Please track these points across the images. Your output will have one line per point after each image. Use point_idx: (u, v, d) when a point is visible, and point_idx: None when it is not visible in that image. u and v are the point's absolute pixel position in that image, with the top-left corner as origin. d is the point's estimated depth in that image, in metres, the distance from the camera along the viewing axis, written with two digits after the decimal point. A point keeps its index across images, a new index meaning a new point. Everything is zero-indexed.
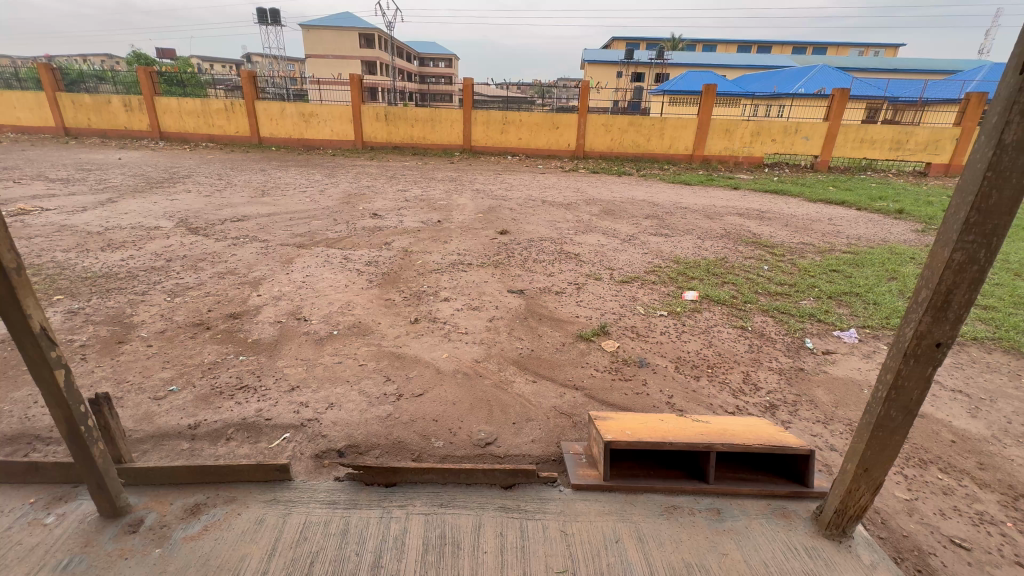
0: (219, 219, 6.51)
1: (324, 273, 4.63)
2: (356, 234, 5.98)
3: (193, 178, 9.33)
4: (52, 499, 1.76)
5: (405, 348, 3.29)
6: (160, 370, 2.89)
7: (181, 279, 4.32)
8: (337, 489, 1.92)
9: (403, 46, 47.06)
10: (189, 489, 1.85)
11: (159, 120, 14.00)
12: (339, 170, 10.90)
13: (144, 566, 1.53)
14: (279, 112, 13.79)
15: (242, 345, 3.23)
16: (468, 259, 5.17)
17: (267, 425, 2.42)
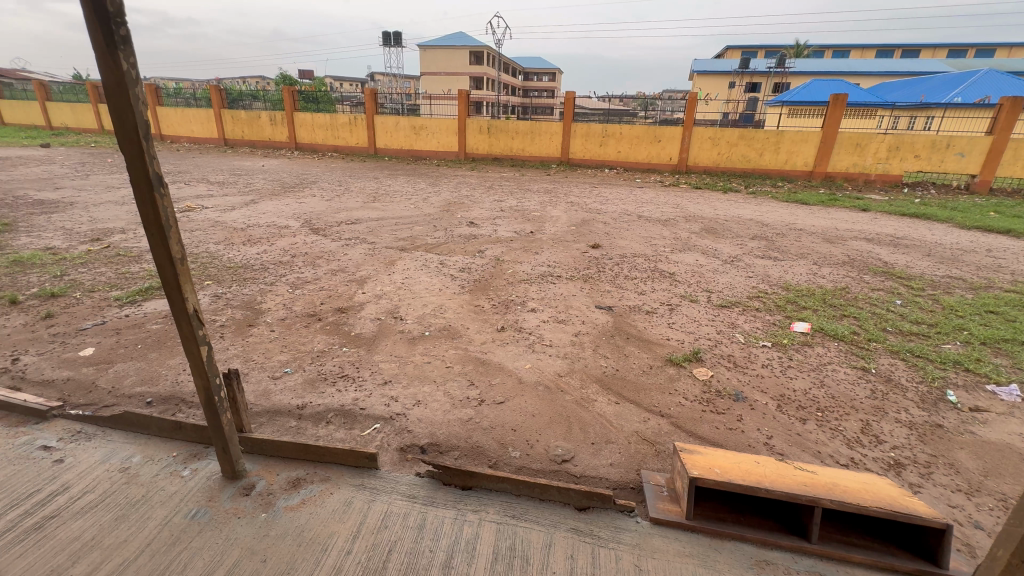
0: (336, 221, 7.24)
1: (422, 276, 4.93)
2: (453, 241, 6.30)
3: (318, 184, 10.50)
4: (189, 455, 2.07)
5: (490, 354, 3.38)
6: (278, 353, 3.27)
7: (302, 273, 4.87)
8: (417, 484, 2.01)
9: (509, 62, 48.90)
10: (293, 464, 2.06)
11: (296, 133, 15.98)
12: (442, 179, 11.57)
13: (252, 527, 1.73)
14: (394, 125, 15.01)
15: (347, 337, 3.55)
16: (557, 271, 5.19)
17: (361, 414, 2.63)
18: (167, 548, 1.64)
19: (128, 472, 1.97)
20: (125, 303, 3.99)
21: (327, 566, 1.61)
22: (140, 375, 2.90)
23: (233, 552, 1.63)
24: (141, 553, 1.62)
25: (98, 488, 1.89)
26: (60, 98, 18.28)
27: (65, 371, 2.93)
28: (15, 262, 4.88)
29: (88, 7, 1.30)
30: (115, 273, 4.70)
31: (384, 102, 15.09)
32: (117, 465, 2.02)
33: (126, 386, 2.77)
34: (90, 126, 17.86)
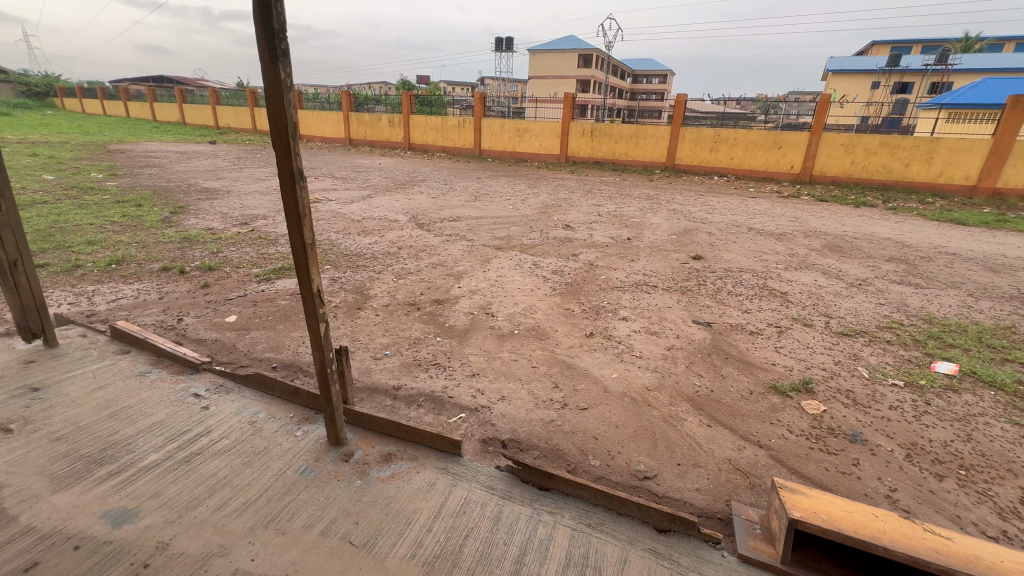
0: (440, 218, 7.68)
1: (515, 275, 5.04)
2: (548, 243, 6.35)
3: (426, 182, 11.22)
4: (302, 418, 2.34)
5: (577, 359, 3.35)
6: (380, 336, 3.56)
7: (406, 264, 5.23)
8: (496, 476, 2.07)
9: (618, 65, 48.01)
10: (387, 439, 2.23)
11: (411, 134, 17.21)
12: (541, 181, 11.71)
13: (349, 490, 1.91)
14: (499, 128, 15.52)
15: (441, 328, 3.75)
16: (653, 281, 4.99)
17: (449, 402, 2.76)
18: (280, 495, 1.87)
19: (254, 425, 2.28)
20: (262, 279, 4.61)
21: (409, 538, 1.72)
22: (268, 343, 3.33)
23: (332, 510, 1.81)
24: (260, 495, 1.86)
25: (231, 435, 2.21)
26: (227, 102, 21.60)
27: (213, 333, 3.46)
28: (185, 239, 5.87)
29: (261, 26, 1.52)
30: (257, 253, 5.45)
31: (491, 106, 15.65)
32: (247, 418, 2.34)
33: (258, 351, 3.21)
34: (247, 126, 20.87)
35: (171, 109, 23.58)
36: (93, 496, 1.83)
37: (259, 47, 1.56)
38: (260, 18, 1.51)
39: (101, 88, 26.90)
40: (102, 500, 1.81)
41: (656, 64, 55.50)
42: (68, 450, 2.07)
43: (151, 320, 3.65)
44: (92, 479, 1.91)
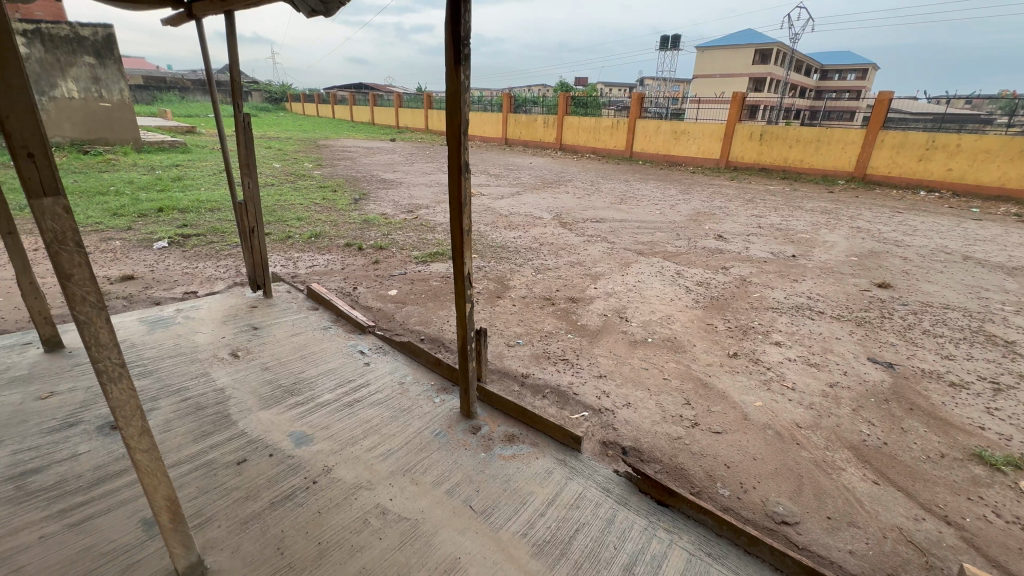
0: (583, 218, 7.72)
1: (655, 283, 4.83)
2: (695, 252, 5.94)
3: (572, 182, 11.36)
4: (440, 388, 2.59)
5: (714, 379, 3.10)
6: (515, 325, 3.74)
7: (545, 260, 5.39)
8: (613, 479, 2.04)
9: (804, 60, 42.26)
10: (512, 421, 2.35)
11: (563, 135, 17.56)
12: (694, 187, 10.98)
13: (474, 460, 2.06)
14: (654, 129, 14.93)
15: (573, 325, 3.80)
16: (819, 306, 4.34)
17: (573, 398, 2.79)
18: (416, 450, 2.11)
19: (402, 386, 2.59)
20: (420, 261, 5.19)
21: (523, 517, 1.80)
22: (419, 318, 3.75)
23: (458, 473, 1.99)
24: (402, 446, 2.13)
25: (384, 390, 2.55)
26: (408, 105, 24.57)
27: (378, 303, 4.02)
28: (365, 221, 6.89)
29: (450, 33, 1.69)
30: (418, 238, 6.14)
31: (649, 108, 15.29)
32: (397, 378, 2.67)
33: (411, 324, 3.63)
34: (421, 125, 23.48)
35: (364, 110, 27.67)
36: (284, 418, 2.29)
37: (446, 52, 1.74)
38: (450, 26, 1.68)
39: (318, 94, 32.88)
40: (290, 423, 2.25)
41: (855, 57, 47.42)
42: (271, 379, 2.61)
43: (335, 286, 4.38)
44: (284, 405, 2.39)
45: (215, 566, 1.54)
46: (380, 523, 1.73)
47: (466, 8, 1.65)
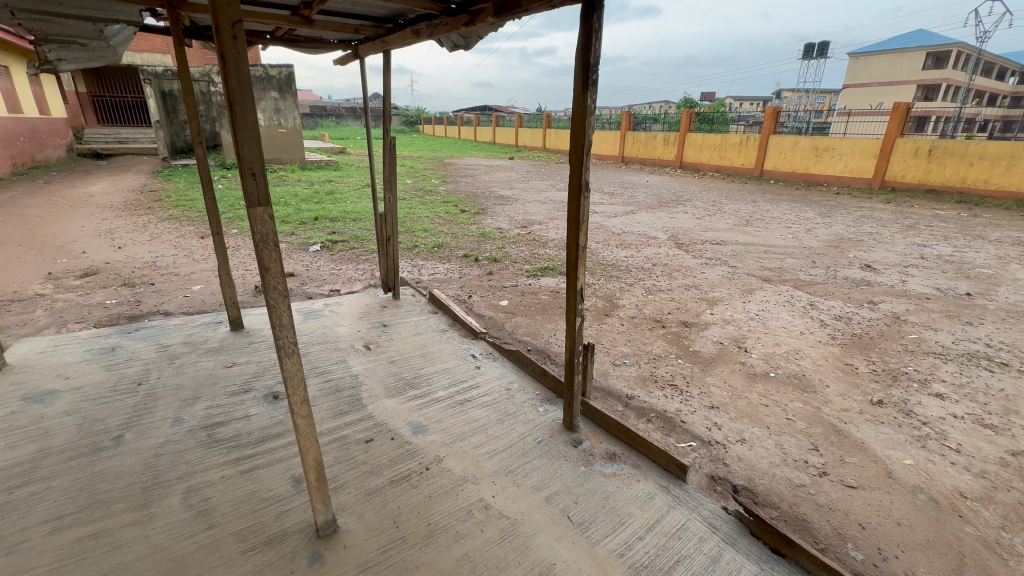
0: (702, 239, 7.31)
1: (782, 313, 4.41)
2: (834, 282, 5.29)
3: (691, 202, 10.83)
4: (545, 398, 2.66)
5: (851, 426, 2.73)
6: (622, 345, 3.69)
7: (657, 281, 5.23)
8: (721, 515, 1.92)
9: (996, 62, 35.26)
10: (614, 440, 2.33)
11: (684, 152, 16.84)
12: (837, 210, 9.77)
13: (574, 472, 2.09)
14: (791, 146, 13.62)
15: (685, 350, 3.63)
16: (1001, 356, 3.58)
17: (680, 426, 2.68)
18: (519, 454, 2.20)
19: (509, 391, 2.71)
20: (531, 275, 5.38)
21: (620, 537, 1.78)
22: (528, 329, 3.90)
23: (558, 483, 2.03)
24: (507, 449, 2.23)
25: (492, 393, 2.70)
26: (528, 124, 25.57)
27: (490, 312, 4.25)
28: (482, 234, 7.33)
29: (580, 60, 1.78)
30: (530, 252, 6.37)
31: (785, 121, 14.18)
32: (504, 383, 2.81)
33: (519, 334, 3.79)
34: (539, 144, 24.23)
35: (487, 130, 29.36)
36: (404, 408, 2.54)
37: (575, 78, 1.83)
38: (581, 54, 1.77)
39: (448, 118, 35.73)
40: (409, 413, 2.49)
41: None
42: (395, 372, 2.92)
43: (453, 292, 4.74)
44: (405, 396, 2.65)
45: (345, 527, 1.78)
46: (483, 516, 1.85)
47: (597, 36, 1.73)
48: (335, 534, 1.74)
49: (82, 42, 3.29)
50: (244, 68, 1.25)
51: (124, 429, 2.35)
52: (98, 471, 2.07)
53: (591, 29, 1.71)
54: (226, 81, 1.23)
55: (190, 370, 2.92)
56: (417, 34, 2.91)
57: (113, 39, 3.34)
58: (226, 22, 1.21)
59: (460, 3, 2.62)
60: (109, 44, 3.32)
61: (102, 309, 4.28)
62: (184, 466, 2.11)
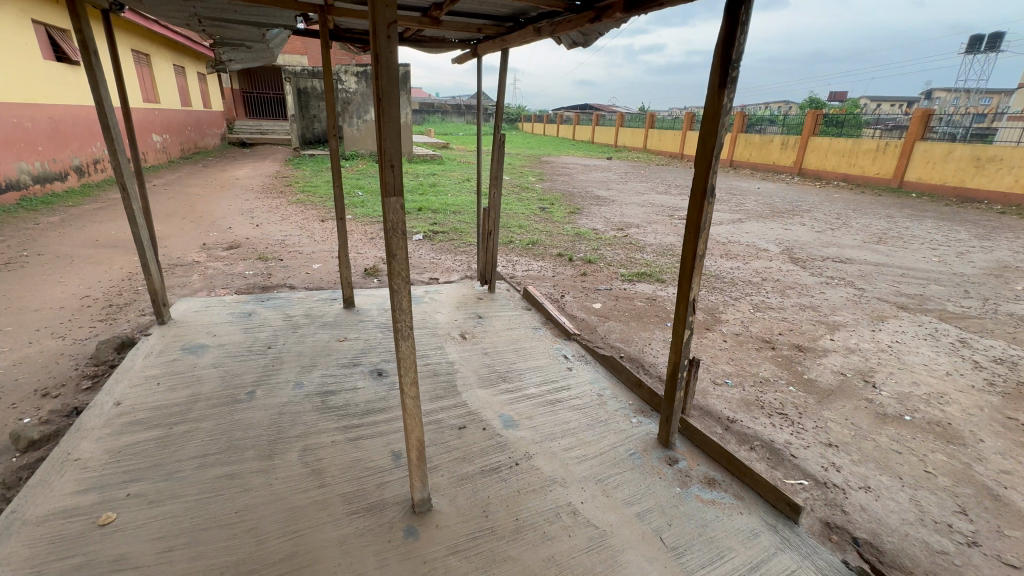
0: (822, 255, 6.57)
1: (923, 347, 3.81)
2: (994, 318, 4.46)
3: (811, 213, 9.78)
4: (638, 409, 2.55)
5: (1013, 493, 2.28)
6: (724, 362, 3.44)
7: (767, 297, 4.79)
8: (839, 569, 1.70)
9: None
10: (715, 465, 2.17)
11: (805, 157, 15.27)
12: (1000, 232, 8.24)
13: (668, 492, 1.98)
14: (942, 154, 11.72)
15: (798, 377, 3.28)
16: None
17: (789, 460, 2.42)
18: (610, 464, 2.13)
19: (601, 398, 2.65)
20: (626, 279, 5.21)
21: (718, 570, 1.65)
22: (621, 335, 3.78)
23: (651, 500, 1.94)
24: (597, 456, 2.18)
25: (584, 397, 2.65)
26: (629, 124, 24.80)
27: (582, 313, 4.20)
28: (577, 234, 7.25)
29: (719, 56, 1.66)
30: (626, 256, 6.18)
31: (935, 126, 11.88)
32: (596, 389, 2.74)
33: (612, 340, 3.69)
34: (639, 145, 23.42)
35: (585, 129, 28.98)
36: (496, 400, 2.59)
37: (711, 75, 1.71)
38: (720, 49, 1.64)
39: (548, 116, 35.86)
40: (500, 406, 2.54)
41: None
42: (489, 363, 2.99)
43: (546, 290, 4.75)
44: (498, 389, 2.70)
45: (438, 507, 1.85)
46: (571, 521, 1.82)
47: (743, 31, 1.59)
48: (429, 513, 1.82)
49: (248, 45, 3.79)
50: (394, 66, 1.32)
51: (255, 385, 2.68)
52: (234, 420, 2.37)
53: (738, 22, 1.58)
54: (378, 78, 1.31)
55: (310, 340, 3.24)
56: (538, 31, 2.92)
57: (272, 43, 3.78)
58: (383, 23, 1.28)
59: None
60: (268, 46, 3.76)
61: (241, 279, 4.91)
62: (301, 426, 2.34)
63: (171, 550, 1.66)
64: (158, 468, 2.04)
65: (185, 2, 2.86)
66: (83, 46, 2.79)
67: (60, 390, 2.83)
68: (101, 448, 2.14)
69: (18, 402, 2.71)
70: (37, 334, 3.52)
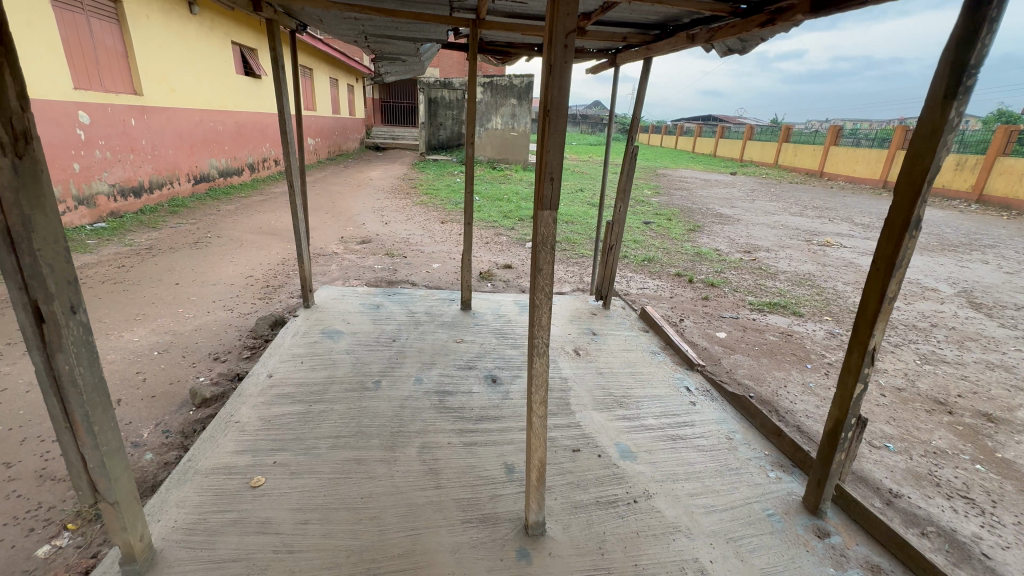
0: (1015, 303, 5.33)
1: None
2: None
3: (996, 249, 8.05)
4: (777, 463, 2.24)
5: None
6: (882, 421, 2.90)
7: (939, 348, 4.00)
8: None
9: None
10: (879, 548, 1.80)
11: (987, 182, 12.69)
12: None
13: (817, 569, 1.69)
14: None
15: (988, 454, 2.65)
16: None
17: (981, 560, 1.92)
18: (743, 521, 1.88)
19: (731, 442, 2.37)
20: (755, 308, 4.72)
21: None
22: (750, 371, 3.40)
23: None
24: (727, 511, 1.93)
25: (711, 438, 2.40)
26: (759, 137, 22.76)
27: (704, 342, 3.86)
28: (697, 254, 6.76)
29: (951, 61, 1.37)
30: (755, 282, 5.60)
31: None
32: (725, 431, 2.46)
33: (739, 376, 3.34)
34: (769, 160, 21.37)
35: (707, 142, 27.21)
36: (612, 426, 2.45)
37: (935, 85, 1.43)
38: (952, 54, 1.36)
39: (666, 126, 34.44)
40: (617, 434, 2.39)
41: None
42: (603, 385, 2.85)
43: (663, 312, 4.47)
44: (613, 414, 2.56)
45: (552, 533, 1.77)
46: None
47: (990, 30, 1.29)
48: (543, 538, 1.75)
49: (403, 59, 4.09)
50: (566, 76, 1.28)
51: (381, 375, 2.85)
52: (362, 407, 2.53)
53: (984, 20, 1.28)
54: (548, 89, 1.28)
55: (430, 338, 3.39)
56: (692, 38, 2.74)
57: (424, 56, 4.03)
58: (561, 33, 1.24)
59: (754, 3, 2.36)
60: (419, 59, 4.04)
61: (371, 272, 5.36)
62: (420, 423, 2.43)
63: (307, 524, 1.79)
64: (299, 441, 2.24)
65: (356, 21, 3.15)
66: (275, 62, 3.21)
67: (227, 356, 3.30)
68: (256, 415, 2.42)
69: (197, 362, 3.20)
70: (213, 305, 4.15)
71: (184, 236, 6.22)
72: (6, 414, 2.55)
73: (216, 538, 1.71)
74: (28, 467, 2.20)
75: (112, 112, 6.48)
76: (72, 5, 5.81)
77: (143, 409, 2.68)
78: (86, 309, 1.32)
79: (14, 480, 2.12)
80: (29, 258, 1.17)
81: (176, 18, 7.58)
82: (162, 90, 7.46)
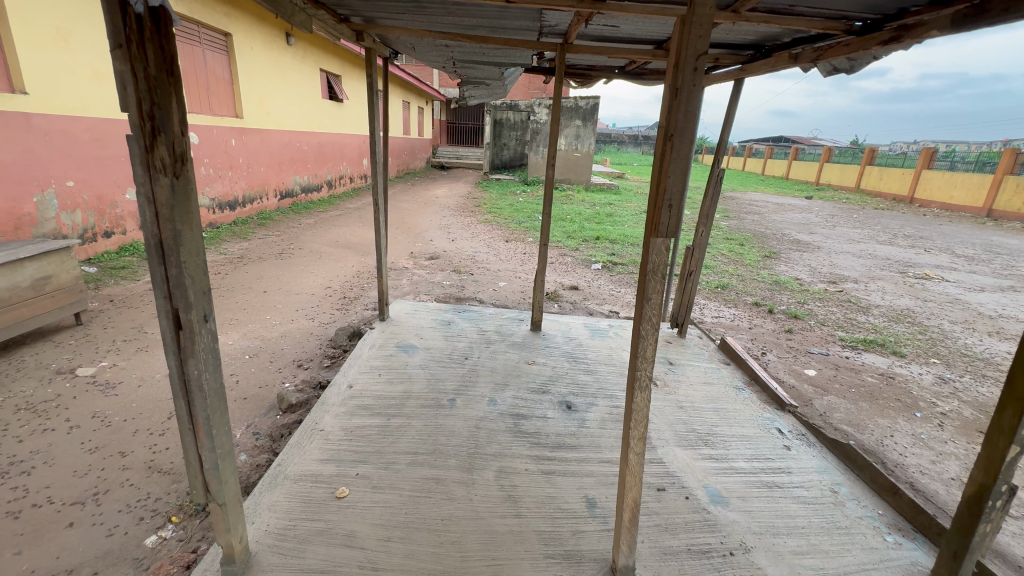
0: None
1: None
2: None
3: None
4: (894, 525, 1.99)
5: None
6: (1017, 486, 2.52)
7: None
8: None
9: None
10: None
11: None
12: None
13: None
14: None
15: None
16: None
17: None
18: None
19: (837, 496, 2.14)
20: (847, 345, 4.32)
21: None
22: (848, 416, 3.09)
23: None
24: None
25: (814, 490, 2.17)
26: (838, 159, 21.36)
27: (792, 379, 3.57)
28: (775, 282, 6.36)
29: None
30: (844, 316, 5.16)
31: None
32: (828, 483, 2.23)
33: (836, 419, 3.04)
34: (850, 183, 19.96)
35: (779, 163, 25.92)
36: (698, 466, 2.29)
37: None
38: None
39: (734, 147, 33.22)
40: (704, 475, 2.23)
41: None
42: (686, 420, 2.68)
43: (743, 344, 4.21)
44: (699, 453, 2.39)
45: None
46: None
47: None
48: None
49: (487, 83, 4.21)
50: (695, 100, 1.22)
51: (455, 394, 2.85)
52: (439, 425, 2.54)
53: None
54: (674, 113, 1.23)
55: (501, 358, 3.37)
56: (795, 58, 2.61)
57: (506, 80, 4.12)
58: (690, 56, 1.19)
59: (875, 20, 2.20)
60: (501, 83, 4.14)
61: (440, 288, 5.48)
62: (497, 445, 2.39)
63: (390, 541, 1.79)
64: (379, 455, 2.27)
65: (448, 48, 3.29)
66: (370, 87, 3.40)
67: (309, 364, 3.45)
68: (338, 425, 2.49)
69: (283, 368, 3.38)
70: (297, 314, 4.39)
71: (271, 246, 6.70)
72: (122, 406, 2.79)
73: (304, 547, 1.75)
74: (140, 458, 2.38)
75: (217, 133, 7.16)
76: (191, 40, 6.55)
77: (237, 410, 2.85)
78: (214, 318, 1.40)
79: (128, 469, 2.30)
80: (175, 270, 1.27)
81: (275, 48, 8.33)
82: (259, 112, 8.17)
